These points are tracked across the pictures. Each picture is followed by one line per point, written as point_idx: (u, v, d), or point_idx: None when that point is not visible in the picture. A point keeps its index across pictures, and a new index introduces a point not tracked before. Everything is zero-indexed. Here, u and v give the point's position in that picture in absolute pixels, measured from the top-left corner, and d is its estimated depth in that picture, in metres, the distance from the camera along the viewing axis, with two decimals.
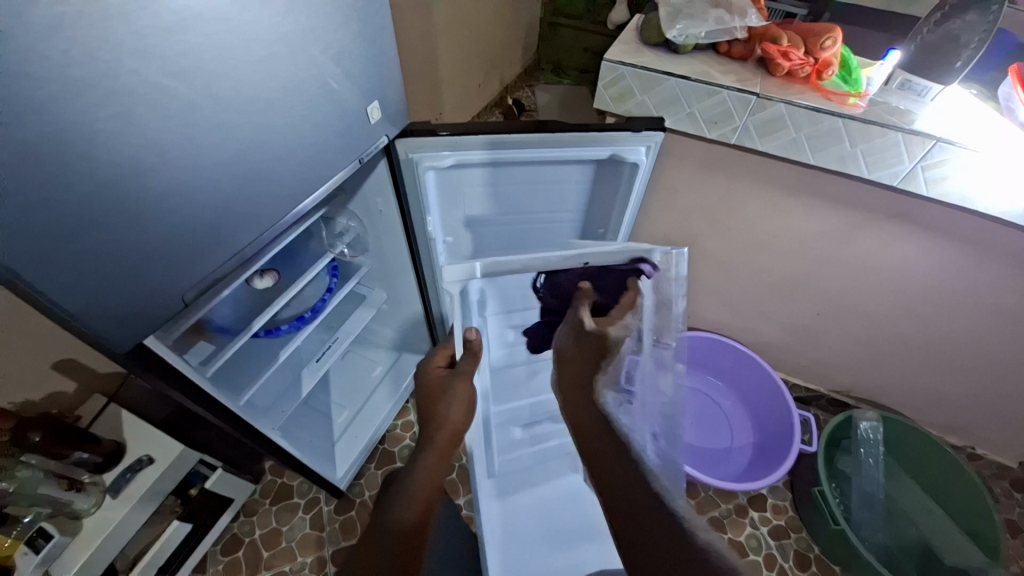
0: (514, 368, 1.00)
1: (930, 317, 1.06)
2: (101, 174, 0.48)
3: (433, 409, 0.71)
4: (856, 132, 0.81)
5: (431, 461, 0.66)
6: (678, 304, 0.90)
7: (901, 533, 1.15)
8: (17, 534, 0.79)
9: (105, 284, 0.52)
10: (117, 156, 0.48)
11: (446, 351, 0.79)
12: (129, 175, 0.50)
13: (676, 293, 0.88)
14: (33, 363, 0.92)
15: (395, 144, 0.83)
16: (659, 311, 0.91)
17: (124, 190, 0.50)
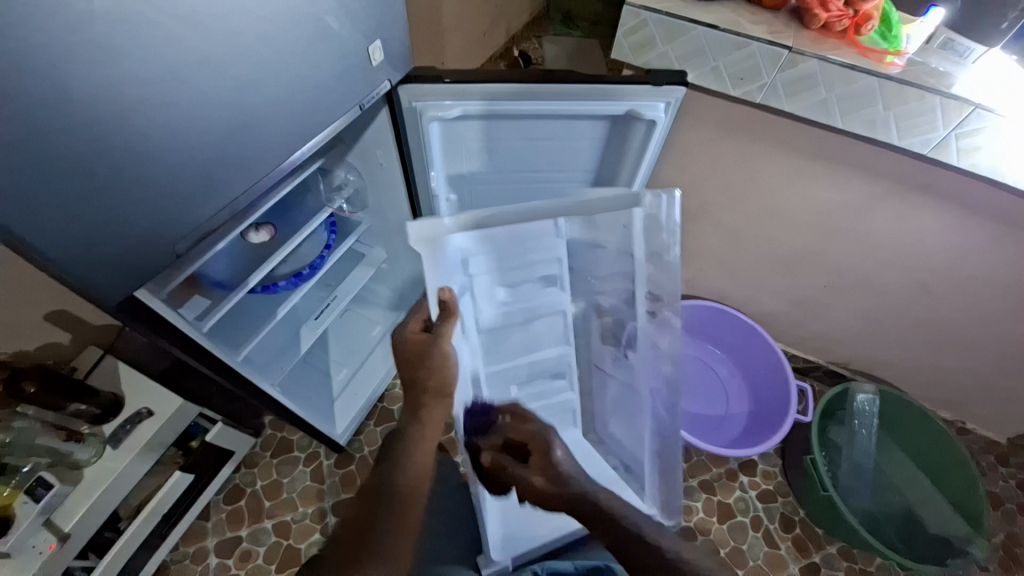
0: (508, 327, 0.93)
1: (942, 293, 1.04)
2: (76, 109, 0.44)
3: (416, 373, 0.70)
4: (891, 95, 0.76)
5: (422, 421, 0.68)
6: (675, 252, 0.80)
7: (886, 501, 1.20)
8: (15, 484, 0.79)
9: (89, 233, 0.49)
10: (94, 90, 0.44)
11: (423, 315, 0.74)
12: (108, 111, 0.46)
13: (672, 241, 0.79)
14: (24, 313, 0.89)
15: (397, 91, 0.77)
16: (656, 266, 0.83)
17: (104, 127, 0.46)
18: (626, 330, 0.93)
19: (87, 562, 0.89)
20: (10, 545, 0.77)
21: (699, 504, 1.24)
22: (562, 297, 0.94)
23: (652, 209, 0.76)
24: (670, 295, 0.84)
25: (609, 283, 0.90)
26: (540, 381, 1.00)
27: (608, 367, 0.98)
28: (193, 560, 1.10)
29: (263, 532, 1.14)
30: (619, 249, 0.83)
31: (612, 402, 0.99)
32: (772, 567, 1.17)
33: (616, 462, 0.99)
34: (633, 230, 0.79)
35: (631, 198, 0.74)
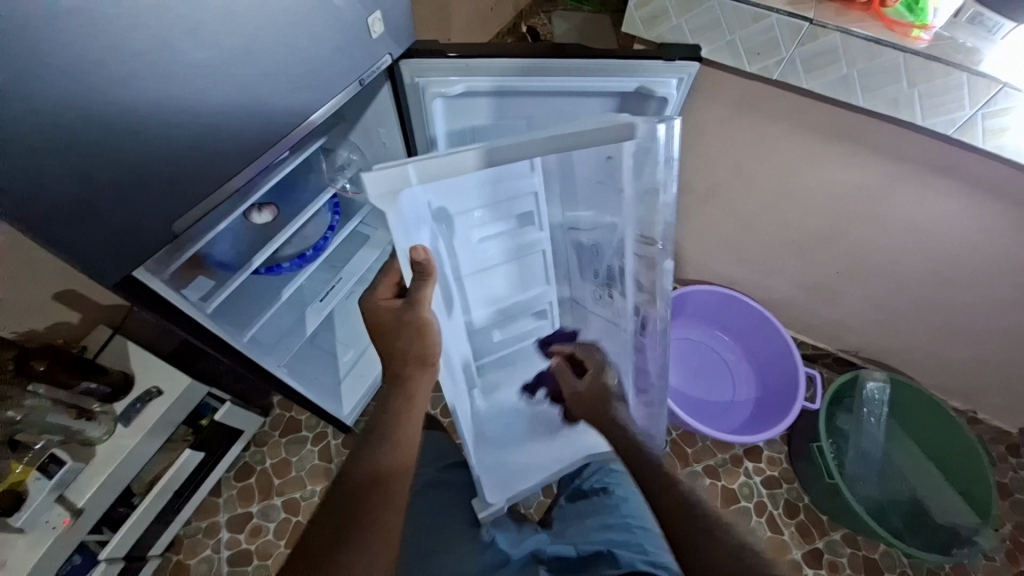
0: (488, 268, 0.90)
1: (959, 280, 1.01)
2: (64, 81, 0.43)
3: (392, 347, 0.68)
4: (916, 71, 0.72)
5: (407, 395, 0.67)
6: (671, 191, 0.68)
7: (893, 489, 1.19)
8: (29, 461, 0.83)
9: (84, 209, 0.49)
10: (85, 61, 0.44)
11: (395, 278, 0.72)
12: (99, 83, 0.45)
13: (668, 178, 0.67)
14: (34, 292, 0.91)
15: (399, 66, 0.75)
16: (646, 204, 0.71)
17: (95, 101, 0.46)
18: (611, 274, 0.83)
19: (101, 535, 0.92)
20: (23, 519, 0.79)
21: (703, 489, 1.24)
22: (541, 235, 0.89)
23: (646, 140, 0.63)
24: (663, 236, 0.72)
25: (592, 222, 0.80)
26: (520, 321, 1.00)
27: (590, 305, 0.93)
28: (205, 534, 1.13)
29: (272, 509, 1.16)
30: (602, 185, 0.73)
31: (594, 339, 0.98)
32: (775, 552, 1.18)
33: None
34: (621, 162, 0.68)
35: (622, 129, 0.60)
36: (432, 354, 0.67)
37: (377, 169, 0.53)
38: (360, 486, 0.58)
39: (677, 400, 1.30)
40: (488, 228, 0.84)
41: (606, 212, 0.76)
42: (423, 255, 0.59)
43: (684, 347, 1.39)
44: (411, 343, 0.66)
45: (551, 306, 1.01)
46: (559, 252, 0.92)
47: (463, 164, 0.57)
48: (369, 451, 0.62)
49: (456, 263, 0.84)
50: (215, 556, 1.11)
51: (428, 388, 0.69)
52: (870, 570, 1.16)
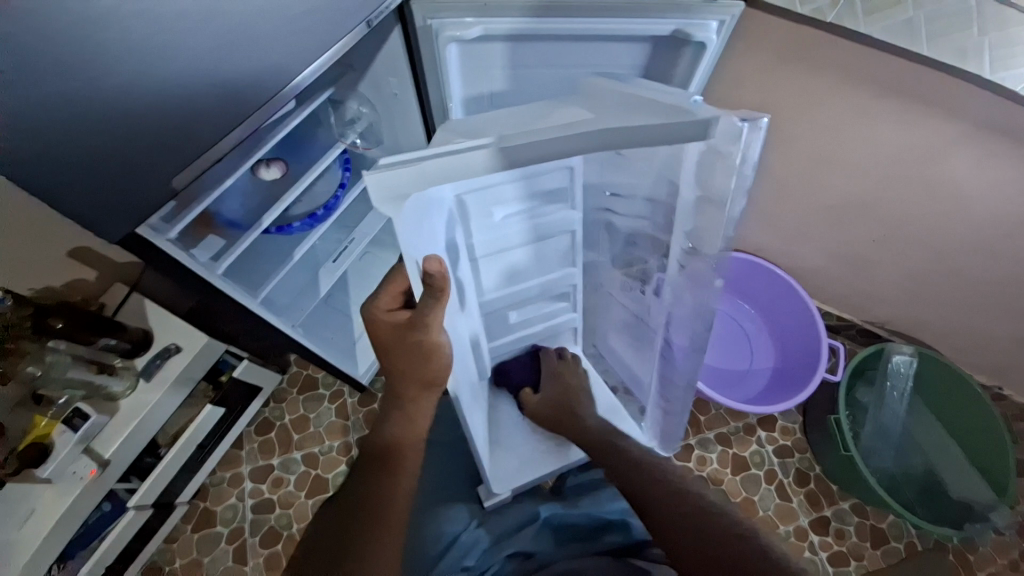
0: (511, 249, 0.83)
1: (1005, 252, 0.94)
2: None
3: (396, 363, 0.65)
4: (991, 16, 0.63)
5: (409, 414, 0.69)
6: (737, 204, 0.61)
7: (908, 463, 1.17)
8: (54, 414, 0.86)
9: (68, 161, 0.47)
10: None
11: (399, 286, 0.67)
12: None
13: (738, 191, 0.60)
14: (48, 248, 0.90)
15: (411, 5, 0.68)
16: (703, 212, 0.65)
17: None
18: (649, 269, 0.82)
19: (131, 483, 0.96)
20: (50, 470, 0.83)
21: (714, 455, 1.24)
22: (572, 214, 0.84)
23: (723, 141, 0.56)
24: (717, 256, 0.66)
25: (629, 207, 0.78)
26: (541, 301, 0.95)
27: (618, 293, 0.92)
28: (229, 483, 1.18)
29: (292, 462, 1.20)
30: (652, 168, 0.69)
31: (615, 322, 0.97)
32: (783, 519, 1.19)
33: (616, 382, 1.04)
34: (683, 154, 0.63)
35: (700, 129, 0.53)
36: (436, 377, 0.66)
37: (383, 168, 0.51)
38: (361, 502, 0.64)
39: None
40: (512, 209, 0.78)
41: (650, 197, 0.73)
42: (436, 266, 0.54)
43: None
44: (415, 364, 0.65)
45: (574, 291, 0.97)
46: (590, 233, 0.89)
47: (473, 162, 0.53)
48: (370, 471, 0.67)
49: (475, 246, 0.79)
50: (240, 504, 1.16)
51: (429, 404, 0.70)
52: (877, 539, 1.17)
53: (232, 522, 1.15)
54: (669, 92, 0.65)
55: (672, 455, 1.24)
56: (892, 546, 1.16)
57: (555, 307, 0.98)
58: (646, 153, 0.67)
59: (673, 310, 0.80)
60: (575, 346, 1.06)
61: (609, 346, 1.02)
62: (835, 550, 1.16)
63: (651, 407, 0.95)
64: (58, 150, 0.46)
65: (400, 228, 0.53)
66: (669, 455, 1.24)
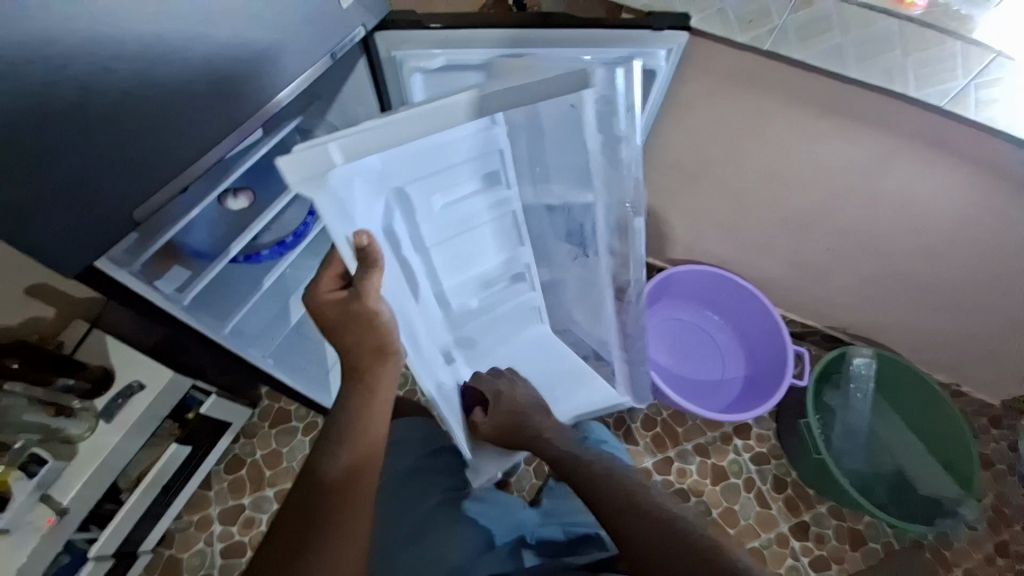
0: (457, 234, 0.85)
1: (947, 256, 1.01)
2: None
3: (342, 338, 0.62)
4: (910, 40, 0.70)
5: (368, 385, 0.63)
6: (636, 139, 0.74)
7: (878, 463, 1.21)
8: (8, 462, 0.80)
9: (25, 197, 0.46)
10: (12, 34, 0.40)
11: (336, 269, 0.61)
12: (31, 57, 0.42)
13: (630, 124, 0.71)
14: (2, 287, 0.87)
15: (374, 38, 0.71)
16: (614, 156, 0.77)
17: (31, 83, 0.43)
18: (585, 230, 0.89)
19: (89, 532, 0.91)
20: (6, 521, 0.78)
21: (693, 467, 1.26)
22: (509, 193, 0.86)
23: (609, 87, 0.65)
24: (633, 198, 0.82)
25: (562, 177, 0.82)
26: (496, 285, 0.98)
27: (565, 265, 0.98)
28: (197, 527, 1.12)
29: (264, 500, 1.15)
30: (568, 135, 0.73)
31: (572, 296, 1.02)
32: (763, 526, 1.20)
33: (587, 351, 1.08)
34: (584, 110, 0.68)
35: (580, 76, 0.60)
36: (388, 344, 0.63)
37: (297, 153, 0.50)
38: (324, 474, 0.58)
39: (669, 381, 1.30)
40: (451, 195, 0.79)
41: (570, 167, 0.80)
42: (366, 241, 0.56)
43: (674, 328, 1.38)
44: (365, 334, 0.61)
45: (529, 270, 1.00)
46: (531, 213, 0.90)
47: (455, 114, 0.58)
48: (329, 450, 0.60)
49: (421, 235, 0.80)
50: (208, 549, 1.10)
51: (389, 376, 0.65)
52: (856, 541, 1.19)
53: (201, 569, 1.09)
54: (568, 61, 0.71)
55: (653, 470, 1.24)
56: (870, 547, 1.19)
57: (511, 290, 1.01)
58: (560, 118, 0.71)
59: (610, 265, 0.93)
60: (541, 324, 1.09)
61: (574, 319, 1.05)
62: (817, 555, 1.18)
63: (616, 362, 1.04)
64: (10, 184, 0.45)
65: (333, 215, 0.54)
66: (649, 469, 1.24)
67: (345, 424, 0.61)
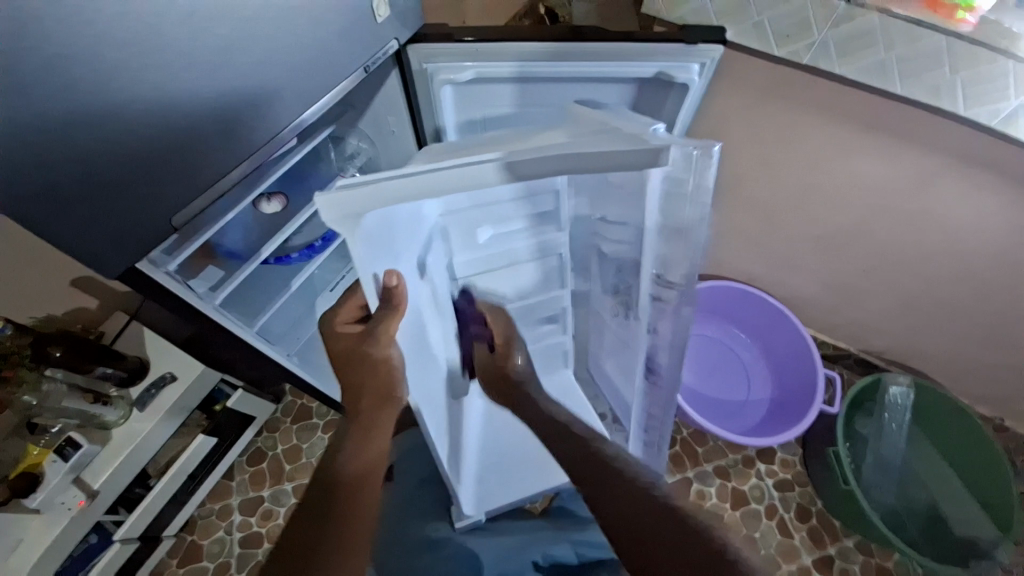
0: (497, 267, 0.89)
1: (995, 282, 0.95)
2: (50, 64, 0.43)
3: (352, 376, 0.64)
4: (959, 57, 0.67)
5: (368, 426, 0.66)
6: (701, 231, 0.62)
7: (910, 497, 1.15)
8: (45, 444, 0.85)
9: (73, 199, 0.48)
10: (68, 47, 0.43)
11: (358, 301, 0.68)
12: (86, 69, 0.44)
13: (701, 215, 0.61)
14: (52, 279, 0.92)
15: (407, 51, 0.73)
16: (671, 239, 0.66)
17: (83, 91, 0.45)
18: (631, 292, 0.79)
19: (117, 515, 0.95)
20: (38, 501, 0.82)
21: (713, 489, 1.22)
22: (561, 237, 0.89)
23: (680, 166, 0.57)
24: (683, 280, 0.68)
25: (617, 233, 0.77)
26: (530, 321, 1.00)
27: (609, 319, 0.91)
28: (218, 515, 1.16)
29: (282, 494, 1.18)
30: (632, 196, 0.67)
31: (608, 348, 0.96)
32: (785, 556, 1.15)
33: (605, 410, 1.05)
34: (650, 187, 0.63)
35: (653, 152, 0.53)
36: (391, 389, 0.64)
37: (337, 191, 0.48)
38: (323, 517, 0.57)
39: (691, 400, 1.26)
40: (494, 230, 0.84)
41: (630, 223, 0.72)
42: (396, 281, 0.59)
43: (698, 344, 1.34)
44: (368, 377, 0.64)
45: (566, 315, 1.01)
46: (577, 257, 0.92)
47: (483, 178, 0.52)
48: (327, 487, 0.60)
49: (457, 264, 0.86)
50: (227, 538, 1.14)
51: (388, 422, 0.66)
52: None
53: (219, 557, 1.12)
54: (641, 122, 0.67)
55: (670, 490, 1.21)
56: None
57: (543, 330, 1.02)
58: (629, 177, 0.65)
59: (647, 342, 0.78)
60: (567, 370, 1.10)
61: (602, 371, 1.01)
62: None
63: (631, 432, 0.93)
64: (58, 185, 0.47)
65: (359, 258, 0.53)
66: None
67: (347, 466, 0.63)
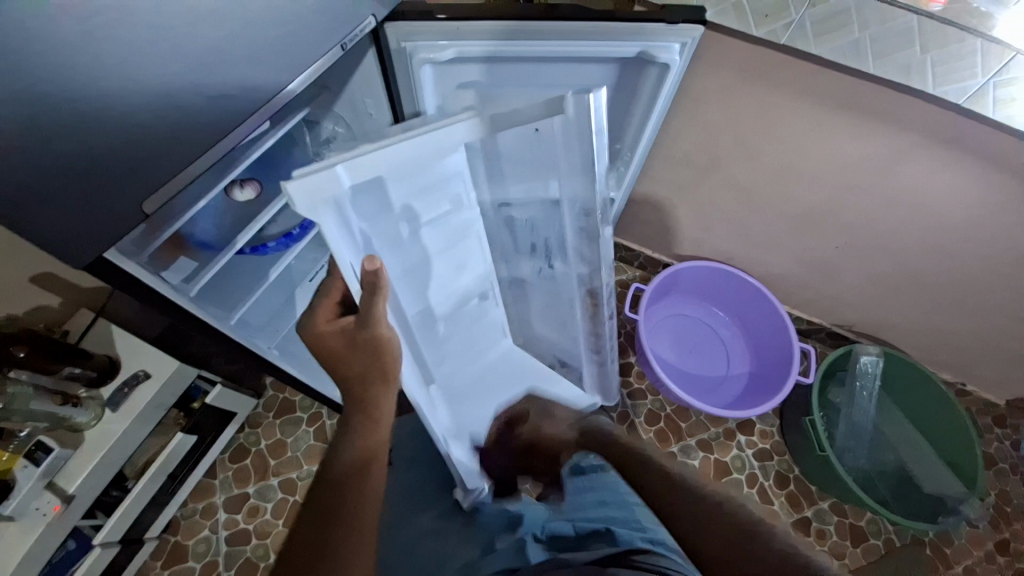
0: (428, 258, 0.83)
1: (959, 254, 1.00)
2: (3, 41, 0.40)
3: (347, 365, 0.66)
4: (931, 36, 0.68)
5: (373, 417, 0.68)
6: (604, 163, 0.68)
7: (881, 460, 1.21)
8: (15, 449, 0.81)
9: (27, 185, 0.45)
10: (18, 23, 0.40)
11: (333, 298, 0.68)
12: (39, 48, 0.41)
13: (600, 148, 0.66)
14: (6, 278, 0.87)
15: (385, 29, 0.70)
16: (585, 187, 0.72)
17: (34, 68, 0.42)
18: (553, 246, 0.88)
19: (95, 520, 0.92)
20: (11, 508, 0.78)
21: (696, 462, 1.26)
22: (474, 216, 0.86)
23: (578, 118, 0.62)
24: (604, 209, 0.74)
25: (526, 198, 0.81)
26: (469, 303, 0.98)
27: (533, 280, 0.98)
28: (202, 515, 1.13)
29: (269, 489, 1.16)
30: (538, 158, 0.72)
31: (538, 308, 1.04)
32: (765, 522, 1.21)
33: (552, 360, 1.13)
34: (550, 136, 0.67)
35: (552, 104, 0.59)
36: (393, 370, 0.67)
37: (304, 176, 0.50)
38: (333, 511, 0.58)
39: (673, 375, 1.30)
40: (432, 215, 0.79)
41: (536, 184, 0.78)
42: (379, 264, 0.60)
43: (679, 323, 1.37)
44: (371, 361, 0.66)
45: (495, 288, 1.01)
46: (495, 232, 0.91)
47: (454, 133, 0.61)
48: (338, 480, 0.61)
49: (392, 260, 0.77)
50: (213, 536, 1.12)
51: (391, 406, 0.70)
52: (856, 536, 1.20)
53: (206, 556, 1.10)
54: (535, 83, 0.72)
55: None
56: (871, 543, 1.19)
57: (480, 308, 1.01)
58: (521, 140, 0.70)
59: (581, 270, 0.88)
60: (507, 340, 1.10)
61: (535, 333, 1.10)
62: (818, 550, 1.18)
63: (585, 365, 1.07)
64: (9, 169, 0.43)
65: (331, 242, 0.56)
66: None
67: (351, 454, 0.64)
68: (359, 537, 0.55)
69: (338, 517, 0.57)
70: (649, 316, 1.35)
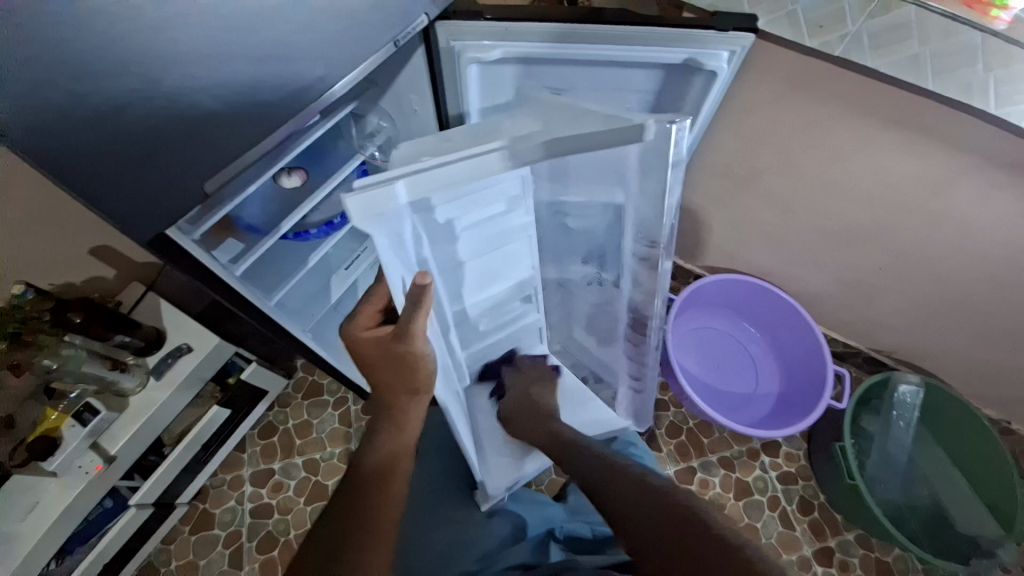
0: (478, 254, 0.84)
1: (1012, 285, 0.95)
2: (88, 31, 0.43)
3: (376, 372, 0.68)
4: (995, 54, 0.65)
5: (400, 421, 0.71)
6: (676, 194, 0.66)
7: (913, 494, 1.16)
8: (64, 408, 0.88)
9: (99, 167, 0.49)
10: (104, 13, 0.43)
11: (375, 306, 0.71)
12: (119, 38, 0.45)
13: (674, 181, 0.64)
14: (70, 247, 0.93)
15: (435, 27, 0.72)
16: (651, 205, 0.69)
17: (113, 56, 0.45)
18: (606, 256, 0.85)
19: (133, 481, 0.98)
20: (56, 465, 0.84)
21: (716, 479, 1.23)
22: (527, 218, 0.85)
23: (656, 142, 0.60)
24: (666, 238, 0.72)
25: (585, 207, 0.79)
26: (511, 304, 0.99)
27: (580, 288, 0.96)
28: (230, 486, 1.18)
29: (293, 467, 1.20)
30: (606, 174, 0.70)
31: (582, 317, 1.01)
32: (785, 547, 1.17)
33: (587, 372, 1.11)
34: (627, 158, 0.65)
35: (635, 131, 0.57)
36: (422, 386, 0.69)
37: (364, 193, 0.51)
38: (349, 510, 0.60)
39: (697, 388, 1.27)
40: (474, 218, 0.77)
41: (601, 199, 0.75)
42: (428, 280, 0.60)
43: (706, 336, 1.35)
44: (400, 373, 0.67)
45: (540, 293, 1.01)
46: (548, 236, 0.90)
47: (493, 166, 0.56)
48: (360, 480, 0.64)
49: (446, 256, 0.79)
50: (238, 508, 1.16)
51: (418, 412, 0.72)
52: (882, 572, 1.15)
53: (231, 526, 1.15)
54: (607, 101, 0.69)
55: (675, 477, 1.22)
56: None
57: (523, 309, 1.02)
58: (595, 157, 0.68)
59: (634, 296, 0.85)
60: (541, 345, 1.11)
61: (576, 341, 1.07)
62: None
63: (622, 387, 1.04)
64: (82, 143, 0.47)
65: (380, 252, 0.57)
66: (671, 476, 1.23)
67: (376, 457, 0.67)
68: (378, 537, 0.58)
69: (354, 515, 0.60)
70: (675, 327, 1.33)
